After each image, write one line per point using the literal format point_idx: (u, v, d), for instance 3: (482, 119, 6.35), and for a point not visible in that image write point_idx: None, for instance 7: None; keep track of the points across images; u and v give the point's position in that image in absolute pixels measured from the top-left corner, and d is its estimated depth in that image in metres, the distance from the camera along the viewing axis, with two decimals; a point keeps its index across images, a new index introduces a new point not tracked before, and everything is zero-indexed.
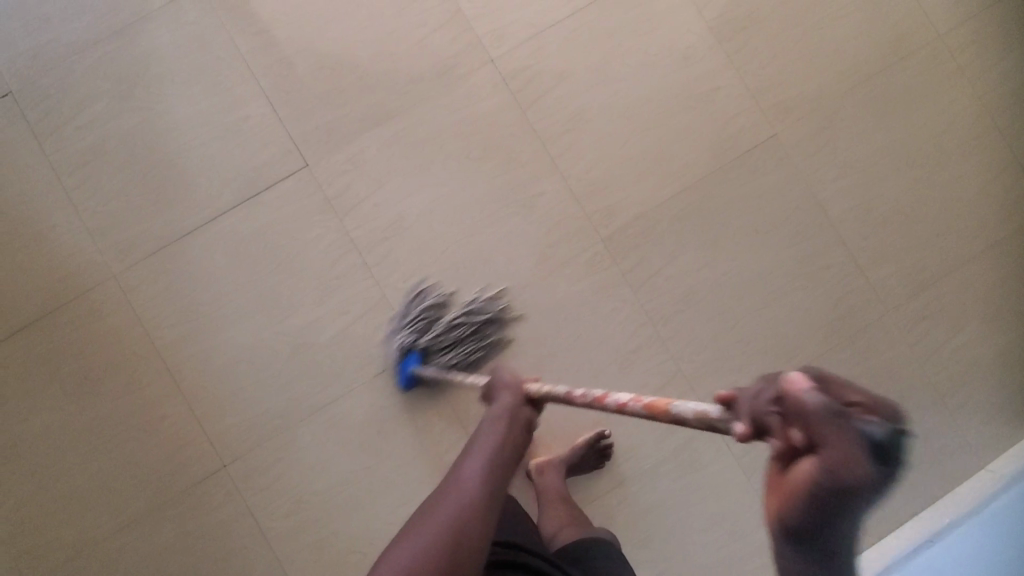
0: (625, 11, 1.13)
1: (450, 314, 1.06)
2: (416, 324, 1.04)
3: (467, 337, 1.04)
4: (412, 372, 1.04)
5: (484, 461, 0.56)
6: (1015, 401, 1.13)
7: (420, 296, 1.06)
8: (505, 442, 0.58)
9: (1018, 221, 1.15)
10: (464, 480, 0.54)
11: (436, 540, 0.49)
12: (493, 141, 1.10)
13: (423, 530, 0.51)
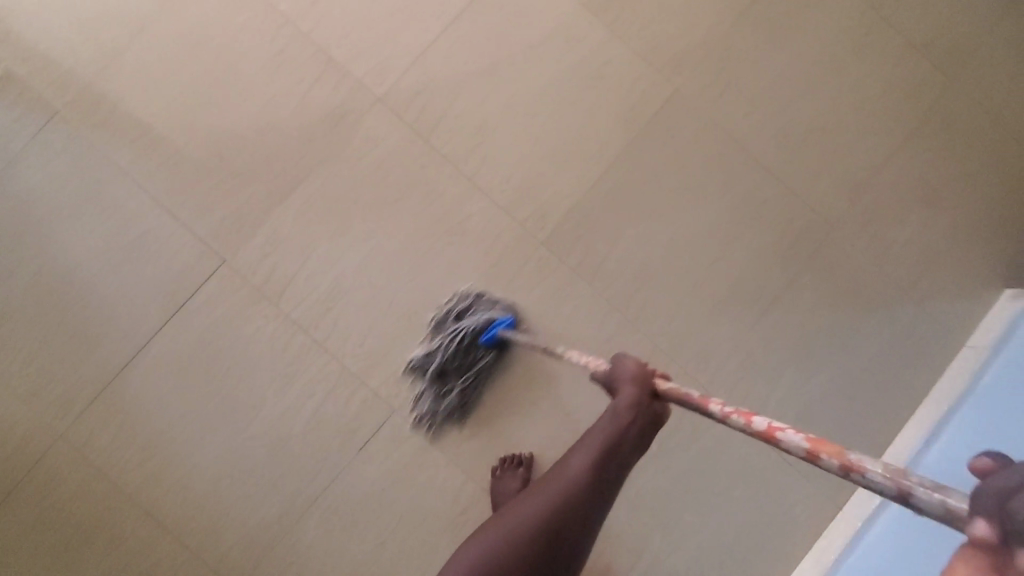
0: (497, 11, 1.10)
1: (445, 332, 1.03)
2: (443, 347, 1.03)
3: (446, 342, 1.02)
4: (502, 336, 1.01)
5: (591, 463, 0.59)
6: (983, 271, 1.14)
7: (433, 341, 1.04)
8: (617, 444, 0.60)
9: (933, 99, 1.16)
10: (580, 459, 0.60)
11: (541, 509, 0.58)
12: (407, 178, 1.06)
13: (537, 494, 0.60)
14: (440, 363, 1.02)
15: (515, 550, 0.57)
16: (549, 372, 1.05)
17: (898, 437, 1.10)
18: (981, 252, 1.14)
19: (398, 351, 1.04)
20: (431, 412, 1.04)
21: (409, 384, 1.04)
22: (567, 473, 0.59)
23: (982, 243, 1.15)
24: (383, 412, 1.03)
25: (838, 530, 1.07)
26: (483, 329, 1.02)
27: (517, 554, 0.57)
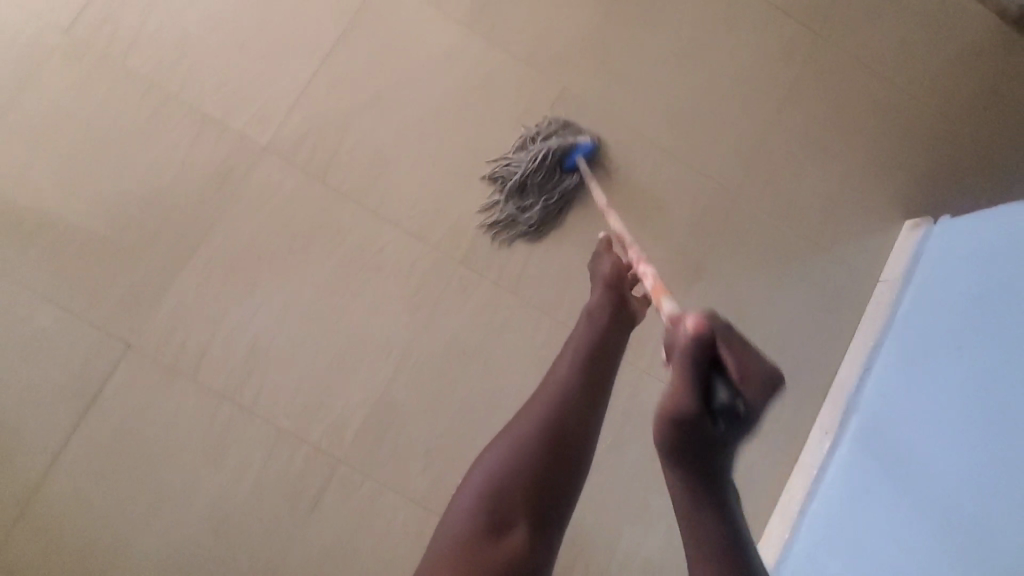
0: (371, 41, 1.09)
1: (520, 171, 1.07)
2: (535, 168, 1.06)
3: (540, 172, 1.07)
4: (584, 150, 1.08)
5: (577, 360, 0.77)
6: (885, 207, 1.18)
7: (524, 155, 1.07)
8: (595, 350, 0.78)
9: (802, 58, 1.21)
10: (570, 360, 0.77)
11: (546, 403, 0.71)
12: (310, 221, 1.03)
13: (539, 395, 0.73)
14: (523, 175, 1.06)
15: (523, 444, 0.67)
16: (488, 390, 1.04)
17: (834, 381, 1.12)
18: (879, 190, 1.19)
19: (333, 400, 1.00)
20: (377, 454, 1.01)
21: (350, 431, 1.00)
22: (559, 369, 0.77)
23: (876, 183, 1.19)
24: (329, 465, 0.99)
25: (796, 483, 1.08)
26: (567, 151, 1.08)
27: (525, 446, 0.67)
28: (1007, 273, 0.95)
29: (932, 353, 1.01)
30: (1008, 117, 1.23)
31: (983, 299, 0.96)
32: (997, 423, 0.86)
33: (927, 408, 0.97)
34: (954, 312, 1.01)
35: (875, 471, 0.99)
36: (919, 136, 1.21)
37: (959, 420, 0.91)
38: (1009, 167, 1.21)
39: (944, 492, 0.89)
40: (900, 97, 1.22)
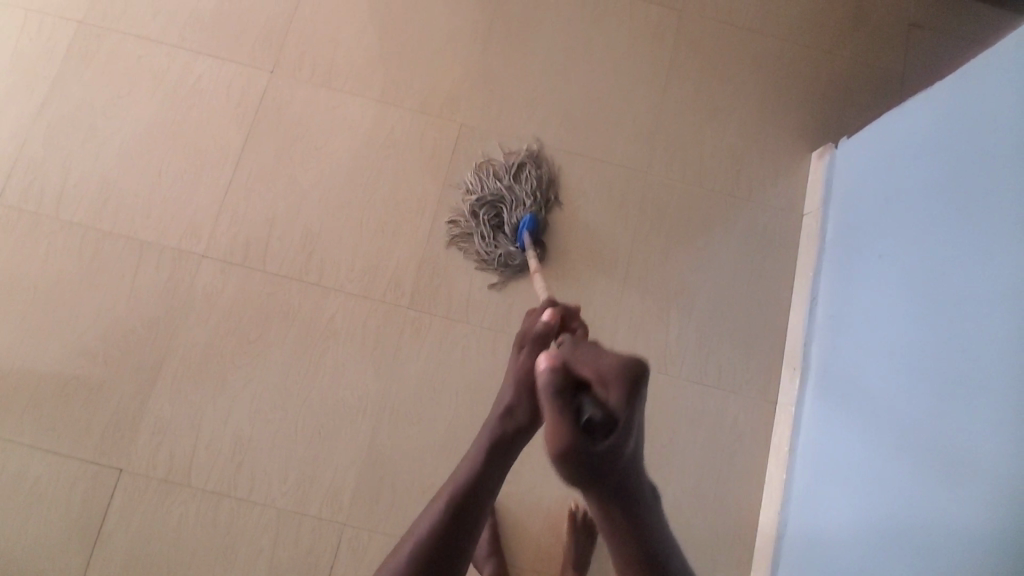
0: (275, 134, 1.17)
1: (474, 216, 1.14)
2: (485, 219, 1.13)
3: (493, 224, 1.13)
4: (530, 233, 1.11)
5: (490, 436, 0.72)
6: (790, 145, 1.23)
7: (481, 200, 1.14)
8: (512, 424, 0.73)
9: (676, 30, 1.27)
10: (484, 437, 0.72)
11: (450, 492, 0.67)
12: (260, 311, 1.09)
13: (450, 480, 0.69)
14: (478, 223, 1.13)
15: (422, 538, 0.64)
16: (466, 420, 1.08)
17: (791, 319, 1.16)
18: (781, 130, 1.24)
19: (323, 470, 1.04)
20: (377, 510, 1.04)
21: (346, 494, 1.04)
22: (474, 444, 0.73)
23: (776, 125, 1.24)
24: (334, 532, 1.02)
25: (781, 424, 1.11)
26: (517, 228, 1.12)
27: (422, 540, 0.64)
28: (905, 174, 1.00)
29: (863, 267, 1.04)
30: (880, 31, 1.29)
31: (892, 203, 1.01)
32: (927, 304, 0.88)
33: (872, 340, 0.98)
34: (871, 223, 1.05)
35: (845, 393, 1.01)
36: (803, 71, 1.26)
37: (899, 318, 0.93)
38: (893, 77, 1.27)
39: (904, 390, 0.88)
40: (775, 40, 1.28)
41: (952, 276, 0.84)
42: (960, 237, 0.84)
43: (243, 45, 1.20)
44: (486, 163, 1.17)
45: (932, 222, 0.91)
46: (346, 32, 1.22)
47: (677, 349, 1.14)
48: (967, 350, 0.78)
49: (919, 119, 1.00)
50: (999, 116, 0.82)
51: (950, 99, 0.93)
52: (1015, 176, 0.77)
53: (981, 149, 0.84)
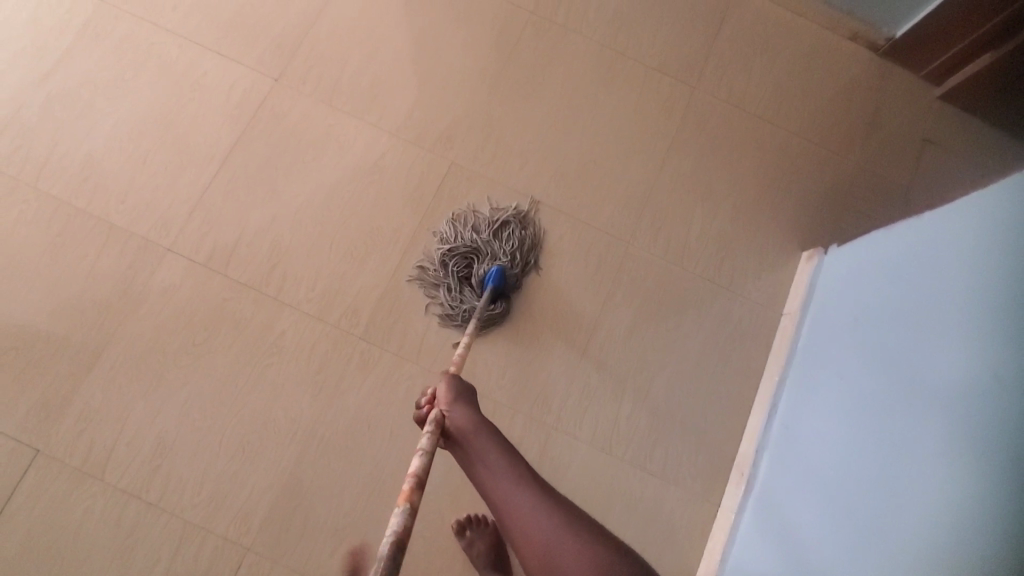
0: (265, 142, 1.17)
1: (442, 266, 1.11)
2: (453, 270, 1.10)
3: (461, 275, 1.11)
4: (498, 288, 1.09)
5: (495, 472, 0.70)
6: (780, 241, 1.20)
7: (451, 247, 1.12)
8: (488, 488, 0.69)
9: (684, 106, 1.25)
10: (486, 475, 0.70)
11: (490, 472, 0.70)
12: (213, 315, 1.08)
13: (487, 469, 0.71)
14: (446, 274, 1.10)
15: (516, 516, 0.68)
16: (394, 463, 1.05)
17: (749, 419, 1.12)
18: (773, 225, 1.21)
19: (239, 488, 1.01)
20: (285, 540, 1.00)
21: (256, 518, 1.00)
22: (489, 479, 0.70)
23: (769, 219, 1.21)
24: (236, 555, 0.99)
25: (719, 528, 1.06)
26: (485, 279, 1.10)
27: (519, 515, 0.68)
28: (877, 295, 0.97)
29: (824, 382, 1.00)
30: (893, 142, 1.26)
31: (862, 323, 0.98)
32: (879, 432, 0.83)
33: (818, 397, 1.00)
34: (840, 339, 1.01)
35: (787, 512, 0.95)
36: (806, 169, 1.24)
37: (850, 441, 0.88)
38: (898, 192, 1.24)
39: (845, 521, 0.82)
40: (784, 133, 1.25)
41: (906, 407, 0.80)
42: (920, 367, 0.81)
43: (253, 49, 1.21)
44: (470, 209, 1.16)
45: (896, 347, 0.87)
46: (356, 53, 1.23)
47: (625, 431, 1.10)
48: (917, 491, 0.73)
49: (900, 243, 0.98)
50: (973, 250, 0.80)
51: (930, 228, 0.92)
52: (981, 314, 0.74)
53: (953, 281, 0.81)
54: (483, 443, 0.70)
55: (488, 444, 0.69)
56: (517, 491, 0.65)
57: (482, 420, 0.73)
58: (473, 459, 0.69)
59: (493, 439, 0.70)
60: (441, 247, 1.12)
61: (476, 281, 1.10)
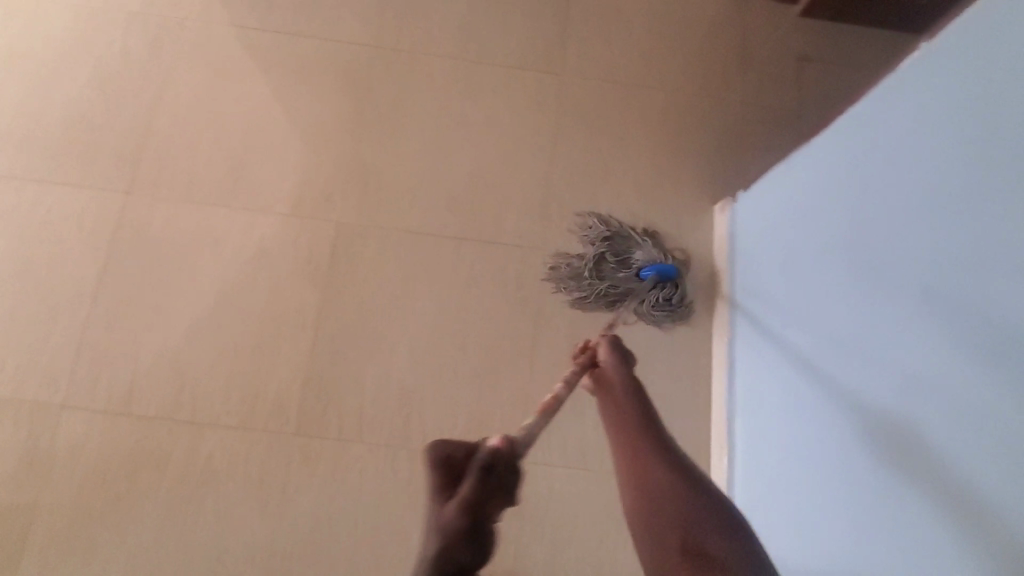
0: (136, 260, 1.08)
1: (590, 250, 1.09)
2: (603, 252, 1.08)
3: (616, 264, 1.08)
4: (665, 276, 1.05)
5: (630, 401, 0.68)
6: (690, 200, 1.17)
7: (600, 230, 1.10)
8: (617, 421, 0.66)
9: (557, 94, 1.21)
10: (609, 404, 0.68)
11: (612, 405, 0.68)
12: (130, 461, 0.99)
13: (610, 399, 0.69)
14: (594, 258, 1.08)
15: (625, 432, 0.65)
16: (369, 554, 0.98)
17: (714, 392, 1.09)
18: (679, 186, 1.18)
19: None
20: None
21: None
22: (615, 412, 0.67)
23: (674, 183, 1.18)
24: None
25: None
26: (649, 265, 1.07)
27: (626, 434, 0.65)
28: (834, 213, 0.81)
29: (811, 329, 0.84)
30: (768, 72, 1.25)
31: (828, 249, 0.82)
32: (896, 371, 0.67)
33: (824, 340, 0.81)
34: (809, 275, 0.86)
35: (824, 488, 0.79)
36: (695, 123, 1.21)
37: (889, 383, 0.68)
38: (788, 117, 1.22)
39: (934, 480, 0.61)
40: (662, 94, 1.22)
41: (918, 331, 0.64)
42: (916, 278, 0.65)
43: (93, 168, 1.12)
44: (369, 261, 1.10)
45: (877, 264, 0.71)
46: (207, 141, 1.15)
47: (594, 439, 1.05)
48: (967, 429, 0.57)
49: (835, 148, 0.83)
50: (931, 125, 0.64)
51: (864, 122, 0.76)
52: (976, 197, 0.58)
53: (920, 167, 0.65)
54: (623, 391, 0.69)
55: (628, 391, 0.69)
56: (629, 424, 0.65)
57: (631, 377, 0.71)
58: (609, 399, 0.69)
59: (635, 391, 0.69)
60: (585, 232, 1.12)
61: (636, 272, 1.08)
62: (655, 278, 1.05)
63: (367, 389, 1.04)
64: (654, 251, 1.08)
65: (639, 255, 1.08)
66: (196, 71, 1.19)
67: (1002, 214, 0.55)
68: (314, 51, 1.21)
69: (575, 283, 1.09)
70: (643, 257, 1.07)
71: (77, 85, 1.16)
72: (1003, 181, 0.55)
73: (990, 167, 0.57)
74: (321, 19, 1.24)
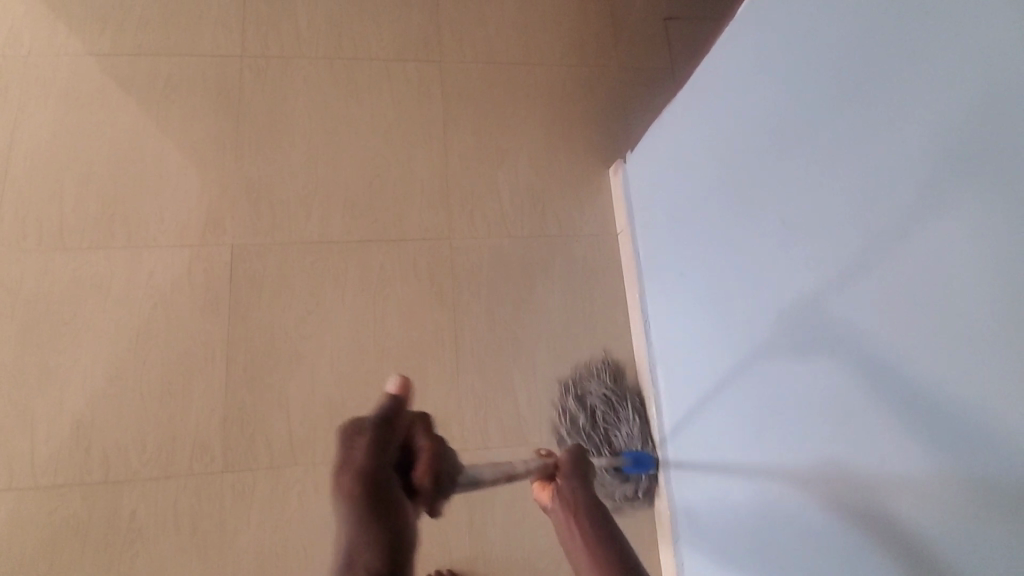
0: (11, 322, 0.99)
1: (590, 395, 1.07)
2: (603, 405, 1.06)
3: (608, 417, 1.06)
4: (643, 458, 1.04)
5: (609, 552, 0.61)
6: (586, 169, 1.20)
7: (607, 369, 1.09)
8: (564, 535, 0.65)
9: (440, 83, 1.20)
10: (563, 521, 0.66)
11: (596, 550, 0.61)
12: (44, 537, 0.92)
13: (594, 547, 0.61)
14: (594, 407, 1.06)
15: None
16: None
17: (635, 346, 1.12)
18: (573, 156, 1.20)
19: None
20: None
21: None
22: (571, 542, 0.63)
23: (567, 153, 1.20)
24: None
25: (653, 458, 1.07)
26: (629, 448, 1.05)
27: None
28: (721, 154, 0.81)
29: (717, 274, 0.84)
30: (640, 35, 1.28)
31: (719, 192, 0.82)
32: (797, 310, 0.66)
33: (750, 299, 0.76)
34: (706, 220, 0.86)
35: (761, 448, 0.76)
36: (579, 93, 1.23)
37: (821, 336, 0.63)
38: (665, 76, 1.27)
39: (886, 440, 0.55)
40: (544, 67, 1.24)
41: (809, 266, 0.63)
42: (821, 221, 0.61)
43: None
44: (272, 279, 1.06)
45: (766, 201, 0.71)
46: (71, 182, 1.07)
47: (530, 414, 1.07)
48: (860, 364, 0.57)
49: (722, 97, 0.80)
50: (812, 58, 0.61)
51: (736, 59, 0.76)
52: (841, 125, 0.57)
53: (802, 100, 0.63)
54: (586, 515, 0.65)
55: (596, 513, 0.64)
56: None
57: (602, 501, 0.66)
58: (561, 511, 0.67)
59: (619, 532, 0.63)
60: (593, 369, 1.09)
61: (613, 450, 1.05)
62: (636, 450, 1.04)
63: (293, 410, 1.01)
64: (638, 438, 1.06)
65: (625, 432, 1.06)
66: (48, 109, 1.10)
67: (866, 143, 0.54)
68: (177, 70, 1.15)
69: (564, 421, 1.06)
70: (627, 442, 1.06)
71: None
72: (864, 107, 0.54)
73: (852, 94, 0.56)
74: (179, 35, 1.17)
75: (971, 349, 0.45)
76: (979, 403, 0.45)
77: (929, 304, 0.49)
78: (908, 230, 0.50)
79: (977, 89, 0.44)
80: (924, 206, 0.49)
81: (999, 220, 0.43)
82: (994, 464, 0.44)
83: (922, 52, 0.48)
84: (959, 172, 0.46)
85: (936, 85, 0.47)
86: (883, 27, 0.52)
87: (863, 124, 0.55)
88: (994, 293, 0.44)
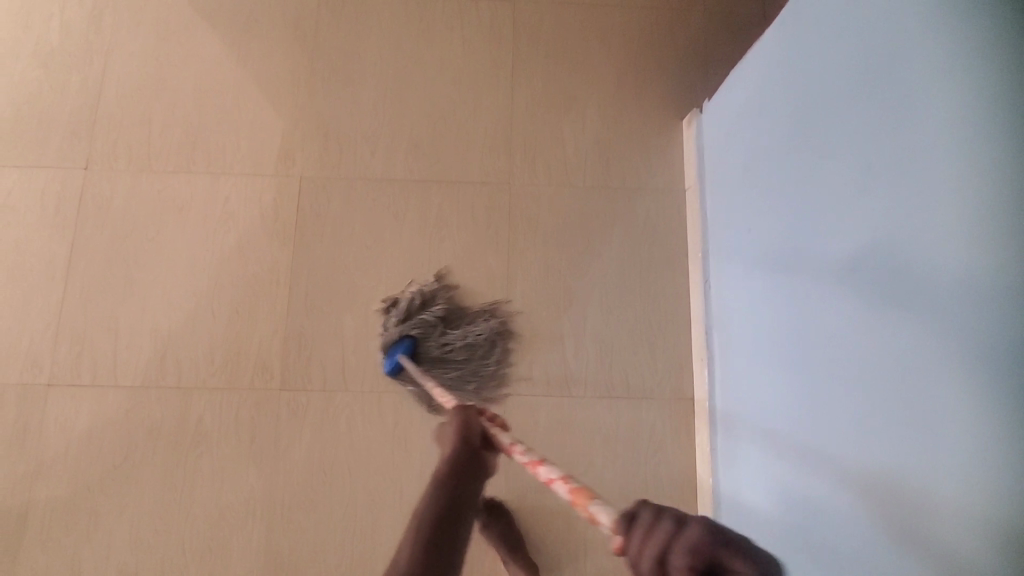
0: (102, 234, 1.07)
1: (404, 323, 1.02)
2: (422, 330, 1.02)
3: (442, 336, 1.02)
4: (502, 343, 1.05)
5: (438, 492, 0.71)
6: (656, 121, 1.15)
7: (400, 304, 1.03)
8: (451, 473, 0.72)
9: (512, 25, 1.18)
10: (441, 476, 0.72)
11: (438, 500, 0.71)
12: (123, 431, 1.00)
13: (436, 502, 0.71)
14: (419, 337, 1.02)
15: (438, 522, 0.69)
16: (365, 496, 1.00)
17: (691, 309, 1.08)
18: (643, 107, 1.15)
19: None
20: None
21: None
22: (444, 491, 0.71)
23: (639, 103, 1.15)
24: None
25: (700, 423, 1.04)
26: (471, 338, 1.03)
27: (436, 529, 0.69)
28: (770, 152, 0.86)
29: (772, 253, 0.85)
30: None
31: (763, 188, 0.88)
32: (827, 304, 0.70)
33: (785, 293, 0.81)
34: (768, 198, 0.86)
35: (790, 434, 0.79)
36: (656, 38, 1.18)
37: (839, 324, 0.67)
38: (752, 27, 1.18)
39: (884, 412, 0.58)
40: (622, 12, 1.19)
41: (837, 257, 0.68)
42: (848, 219, 0.66)
43: (46, 147, 1.10)
44: (336, 213, 1.09)
45: (804, 196, 0.76)
46: (159, 108, 1.13)
47: (576, 365, 1.06)
48: (869, 340, 0.61)
49: (767, 105, 0.87)
50: (836, 72, 0.68)
51: (781, 66, 0.83)
52: (864, 125, 0.63)
53: (829, 108, 0.70)
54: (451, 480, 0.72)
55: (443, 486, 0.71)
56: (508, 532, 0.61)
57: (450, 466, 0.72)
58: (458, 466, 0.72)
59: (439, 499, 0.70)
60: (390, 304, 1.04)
61: (463, 353, 1.03)
62: (483, 341, 1.04)
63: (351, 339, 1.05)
64: (476, 323, 1.04)
65: (465, 329, 1.04)
66: (142, 38, 1.16)
67: (879, 141, 0.60)
68: (259, 4, 1.18)
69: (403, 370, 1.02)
70: (471, 335, 1.03)
71: (17, 63, 1.13)
72: (882, 97, 0.60)
73: (869, 99, 0.62)
74: None
75: (960, 304, 0.50)
76: (961, 351, 0.49)
77: (930, 280, 0.53)
78: (918, 222, 0.54)
79: (976, 78, 0.49)
80: (925, 189, 0.53)
81: (986, 187, 0.47)
82: (982, 409, 0.47)
83: (932, 50, 0.53)
84: (989, 190, 0.47)
85: (990, 95, 0.47)
86: (911, 28, 0.56)
87: (879, 116, 0.60)
88: (1006, 313, 0.45)
